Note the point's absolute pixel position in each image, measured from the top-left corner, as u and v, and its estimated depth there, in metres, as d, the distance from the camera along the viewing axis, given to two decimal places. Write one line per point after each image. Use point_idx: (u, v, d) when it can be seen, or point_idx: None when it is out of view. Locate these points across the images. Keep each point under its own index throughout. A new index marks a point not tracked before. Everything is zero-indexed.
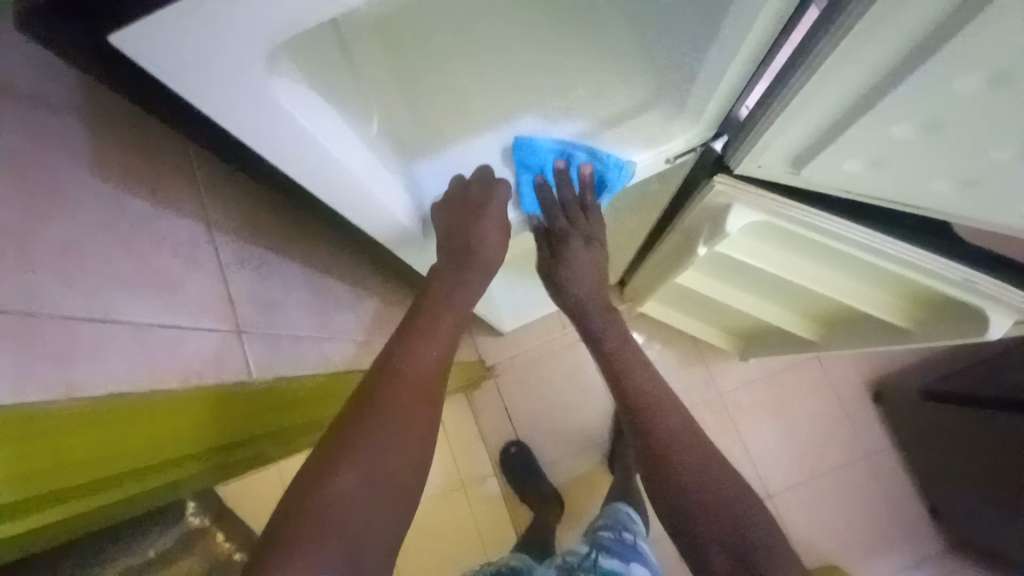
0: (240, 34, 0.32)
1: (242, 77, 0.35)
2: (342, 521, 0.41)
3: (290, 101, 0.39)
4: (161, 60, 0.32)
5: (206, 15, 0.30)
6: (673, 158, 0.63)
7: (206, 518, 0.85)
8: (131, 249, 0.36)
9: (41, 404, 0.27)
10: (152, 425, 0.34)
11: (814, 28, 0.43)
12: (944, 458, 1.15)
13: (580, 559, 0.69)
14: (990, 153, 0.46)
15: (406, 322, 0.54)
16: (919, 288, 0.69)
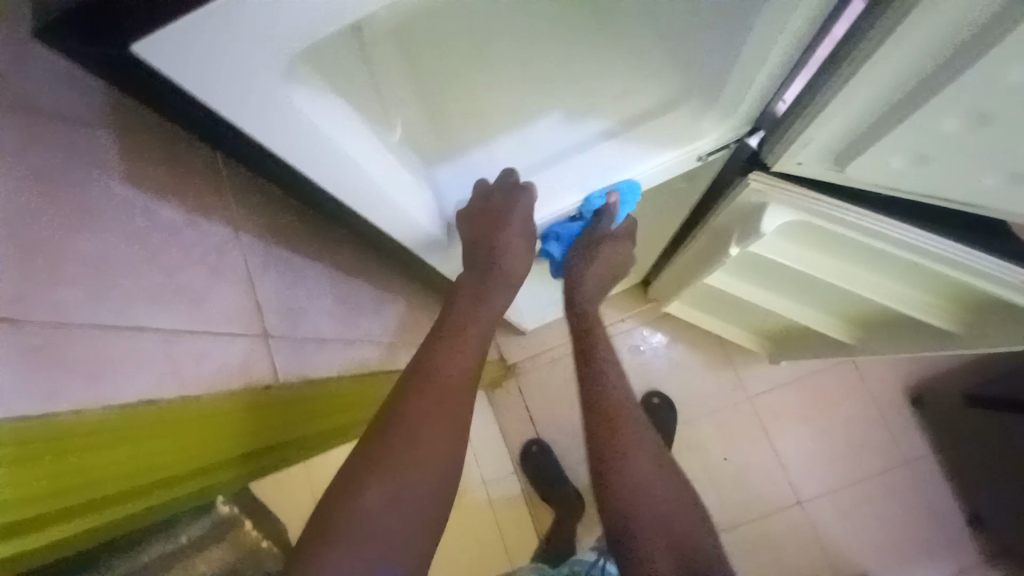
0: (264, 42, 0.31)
1: (267, 83, 0.34)
2: (367, 532, 0.42)
3: (309, 110, 0.39)
4: (185, 69, 0.32)
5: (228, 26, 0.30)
6: (706, 155, 0.60)
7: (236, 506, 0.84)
8: (159, 259, 0.36)
9: (71, 417, 0.27)
10: (179, 436, 0.34)
11: (863, 18, 0.40)
12: None
13: (588, 568, 0.71)
14: None
15: (435, 330, 0.54)
16: (975, 291, 0.64)
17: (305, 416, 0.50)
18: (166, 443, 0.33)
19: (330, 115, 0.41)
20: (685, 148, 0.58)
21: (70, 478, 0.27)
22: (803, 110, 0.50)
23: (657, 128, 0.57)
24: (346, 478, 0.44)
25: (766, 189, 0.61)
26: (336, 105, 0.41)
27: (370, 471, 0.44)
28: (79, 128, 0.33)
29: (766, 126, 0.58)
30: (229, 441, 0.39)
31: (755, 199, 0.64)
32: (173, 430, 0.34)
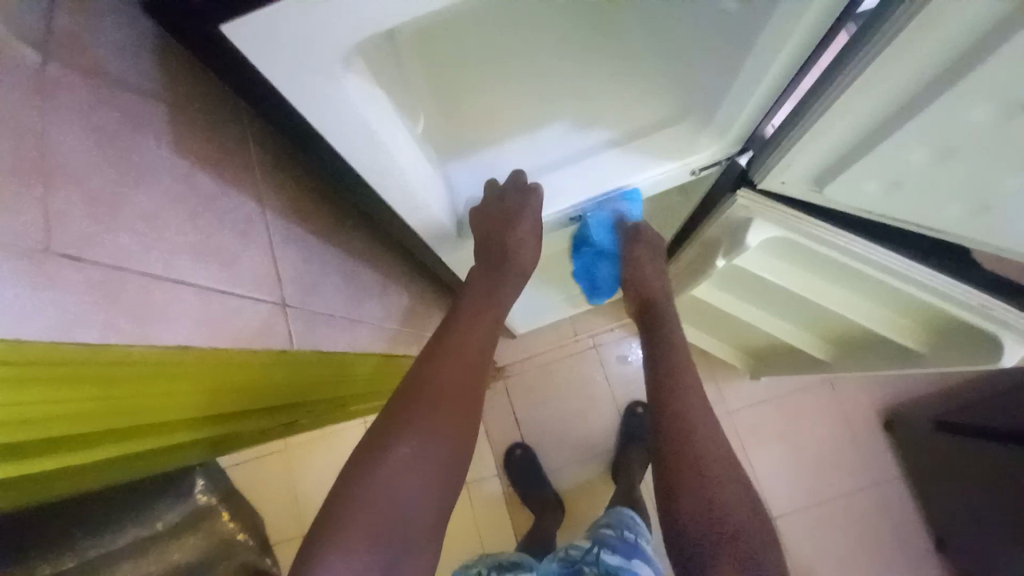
0: (320, 41, 0.35)
1: (321, 75, 0.38)
2: (377, 487, 0.47)
3: (364, 98, 0.42)
4: (259, 54, 0.35)
5: (286, 26, 0.33)
6: (698, 169, 0.65)
7: (212, 498, 1.01)
8: (198, 221, 0.39)
9: (121, 346, 0.31)
10: (195, 381, 0.38)
11: (842, 53, 0.46)
12: (960, 493, 1.13)
13: (583, 554, 0.74)
14: (999, 177, 0.47)
15: (451, 319, 0.61)
16: (934, 311, 0.69)
17: (318, 380, 0.56)
18: (191, 384, 0.37)
19: (376, 109, 0.44)
20: (682, 161, 0.63)
21: (116, 405, 0.31)
22: (788, 133, 0.55)
23: (654, 142, 0.62)
24: (370, 442, 0.50)
25: (753, 207, 0.66)
26: (382, 101, 0.45)
27: (392, 432, 0.50)
28: (138, 97, 0.36)
29: (754, 147, 0.63)
30: (224, 397, 0.42)
31: (740, 215, 0.69)
32: (200, 374, 0.38)
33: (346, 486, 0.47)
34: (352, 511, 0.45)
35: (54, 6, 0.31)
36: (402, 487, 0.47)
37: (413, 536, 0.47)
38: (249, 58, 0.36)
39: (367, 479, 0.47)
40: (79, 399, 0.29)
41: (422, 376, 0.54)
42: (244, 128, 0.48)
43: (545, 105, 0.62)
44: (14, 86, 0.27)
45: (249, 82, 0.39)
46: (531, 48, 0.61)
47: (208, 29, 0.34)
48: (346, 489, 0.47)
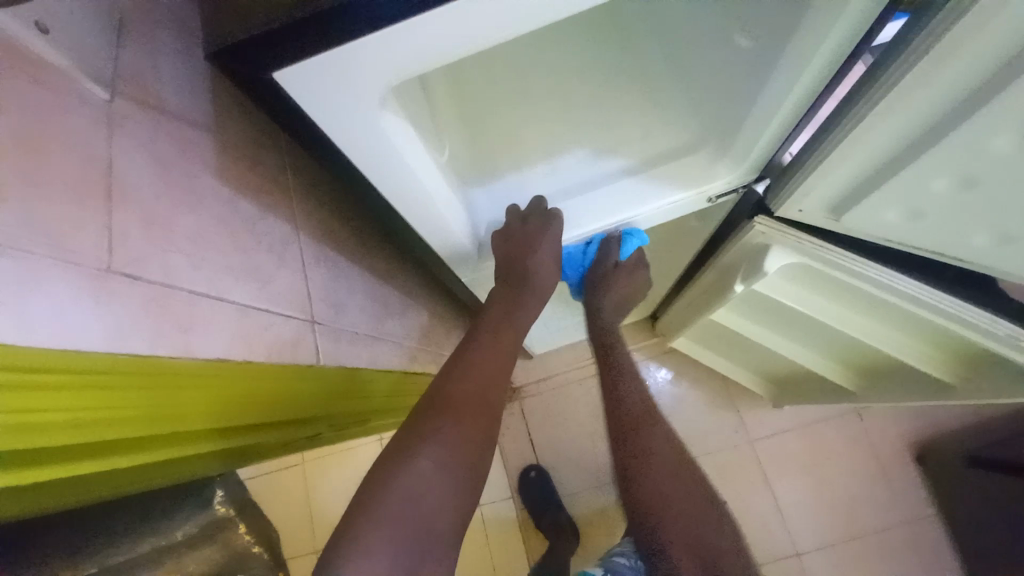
0: (361, 81, 0.38)
1: (359, 112, 0.40)
2: (398, 498, 0.47)
3: (393, 130, 0.44)
4: (305, 94, 0.38)
5: (332, 71, 0.36)
6: (715, 197, 0.66)
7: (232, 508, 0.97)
8: (238, 241, 0.42)
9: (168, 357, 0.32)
10: (230, 393, 0.39)
11: (858, 85, 0.47)
12: (1002, 536, 1.06)
13: None
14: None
15: (472, 337, 0.63)
16: (961, 341, 0.67)
17: (341, 395, 0.57)
18: (209, 402, 0.37)
19: (407, 140, 0.47)
20: (699, 189, 0.65)
21: (137, 416, 0.31)
22: (806, 162, 0.55)
23: (672, 169, 0.63)
24: (391, 455, 0.50)
25: (769, 233, 0.67)
26: (410, 132, 0.47)
27: (412, 444, 0.51)
28: (189, 127, 0.39)
29: (771, 175, 0.64)
30: (255, 409, 0.44)
31: (759, 240, 0.70)
32: (218, 391, 0.38)
33: (370, 490, 0.47)
34: (378, 512, 0.45)
35: (123, 49, 0.35)
36: (423, 495, 0.48)
37: (435, 543, 0.47)
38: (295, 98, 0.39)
39: (390, 484, 0.48)
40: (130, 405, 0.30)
41: (443, 391, 0.56)
42: (282, 157, 0.52)
43: (563, 135, 0.65)
44: (90, 120, 0.31)
45: (288, 119, 0.42)
46: (547, 81, 0.64)
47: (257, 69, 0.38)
48: (368, 495, 0.47)
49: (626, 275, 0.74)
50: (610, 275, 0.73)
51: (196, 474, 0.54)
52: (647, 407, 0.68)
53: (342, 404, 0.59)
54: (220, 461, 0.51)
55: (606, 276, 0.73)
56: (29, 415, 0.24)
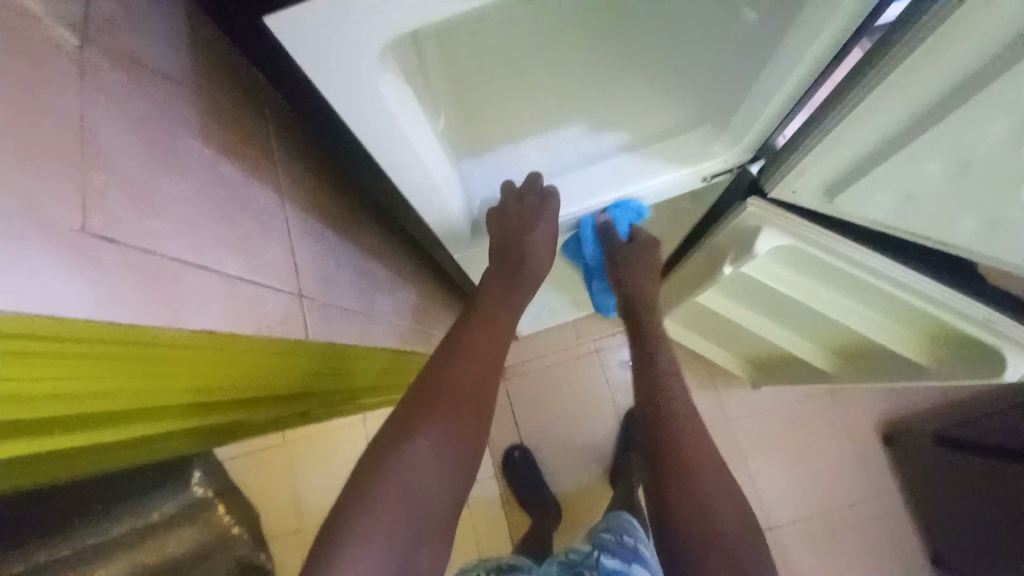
0: (365, 34, 0.35)
1: (359, 70, 0.38)
2: (391, 480, 0.47)
3: (391, 94, 0.42)
4: (302, 46, 0.36)
5: (333, 22, 0.34)
6: (710, 176, 0.67)
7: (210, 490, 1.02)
8: (223, 210, 0.40)
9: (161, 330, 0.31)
10: (228, 367, 0.38)
11: (857, 67, 0.47)
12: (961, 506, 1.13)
13: (584, 557, 0.75)
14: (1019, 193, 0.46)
15: (467, 315, 0.62)
16: (938, 324, 0.70)
17: (334, 371, 0.56)
18: (206, 371, 0.36)
19: (407, 109, 0.45)
20: (694, 167, 0.65)
21: (130, 386, 0.30)
22: (803, 143, 0.55)
23: (667, 147, 0.64)
24: (388, 436, 0.50)
25: (763, 215, 0.67)
26: (410, 99, 0.45)
27: (409, 424, 0.50)
28: (165, 85, 0.36)
29: (766, 156, 0.64)
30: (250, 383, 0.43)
31: (751, 222, 0.69)
32: (210, 360, 0.36)
33: (367, 472, 0.47)
34: (375, 496, 0.46)
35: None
36: (422, 474, 0.48)
37: (432, 525, 0.48)
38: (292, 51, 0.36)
39: (388, 465, 0.48)
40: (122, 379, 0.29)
41: (439, 371, 0.55)
42: (268, 122, 0.49)
43: (561, 110, 0.63)
44: (57, 64, 0.28)
45: (277, 75, 0.40)
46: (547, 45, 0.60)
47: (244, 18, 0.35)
48: (365, 477, 0.47)
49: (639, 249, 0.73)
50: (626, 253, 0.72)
51: (175, 451, 0.52)
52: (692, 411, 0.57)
53: (335, 380, 0.57)
54: (201, 439, 0.50)
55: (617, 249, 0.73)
56: (11, 387, 0.23)
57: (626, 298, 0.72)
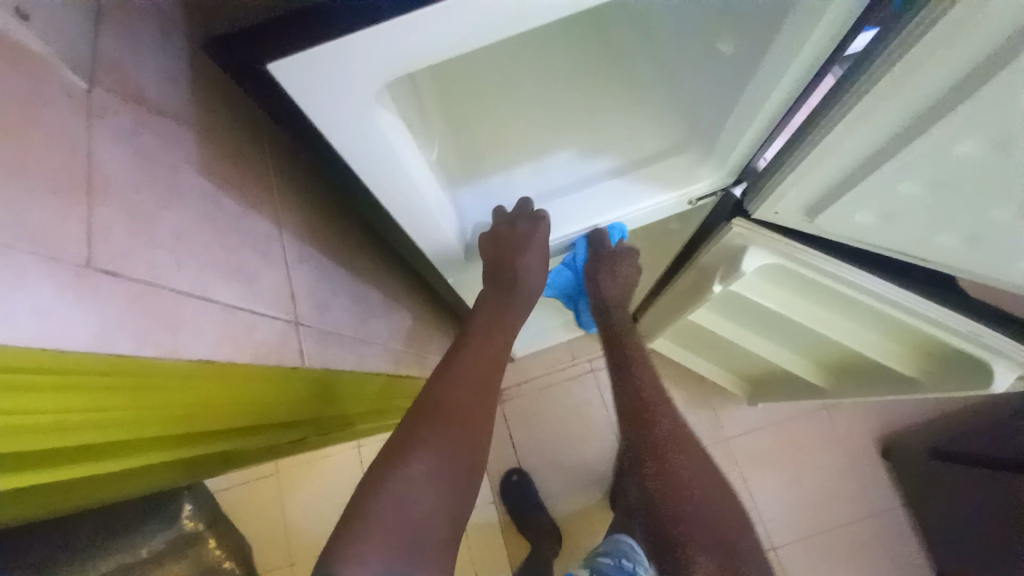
0: (362, 75, 0.37)
1: (355, 106, 0.40)
2: (390, 504, 0.46)
3: (387, 127, 0.44)
4: (300, 88, 0.37)
5: (333, 65, 0.36)
6: (696, 199, 0.69)
7: (200, 523, 1.05)
8: (223, 239, 0.41)
9: (157, 359, 0.31)
10: (229, 392, 0.38)
11: (829, 95, 0.49)
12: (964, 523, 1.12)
13: None
14: (990, 211, 0.48)
15: (463, 340, 0.63)
16: (924, 338, 0.71)
17: (330, 398, 0.56)
18: (203, 398, 0.36)
19: (401, 140, 0.47)
20: (679, 191, 0.67)
21: (127, 413, 0.30)
22: (782, 166, 0.58)
23: (655, 170, 0.65)
24: (385, 460, 0.50)
25: (749, 234, 0.69)
26: (404, 133, 0.47)
27: (404, 449, 0.50)
28: (168, 121, 0.38)
29: (748, 178, 0.66)
30: (252, 410, 0.43)
31: (736, 242, 0.72)
32: (211, 385, 0.36)
33: (365, 498, 0.47)
34: (372, 523, 0.45)
35: (102, 38, 0.34)
36: (417, 499, 0.48)
37: (430, 553, 0.47)
38: (289, 91, 0.37)
39: (383, 491, 0.47)
40: (128, 407, 0.29)
41: (434, 395, 0.55)
42: (265, 153, 0.51)
43: (551, 138, 0.65)
44: (68, 106, 0.29)
45: (275, 113, 0.41)
46: (537, 73, 0.65)
47: (245, 62, 0.36)
48: (363, 504, 0.46)
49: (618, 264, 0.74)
50: (612, 267, 0.73)
51: (158, 484, 0.51)
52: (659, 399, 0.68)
53: (330, 407, 0.57)
54: (188, 471, 0.48)
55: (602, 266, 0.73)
56: (6, 420, 0.22)
57: (603, 314, 0.78)
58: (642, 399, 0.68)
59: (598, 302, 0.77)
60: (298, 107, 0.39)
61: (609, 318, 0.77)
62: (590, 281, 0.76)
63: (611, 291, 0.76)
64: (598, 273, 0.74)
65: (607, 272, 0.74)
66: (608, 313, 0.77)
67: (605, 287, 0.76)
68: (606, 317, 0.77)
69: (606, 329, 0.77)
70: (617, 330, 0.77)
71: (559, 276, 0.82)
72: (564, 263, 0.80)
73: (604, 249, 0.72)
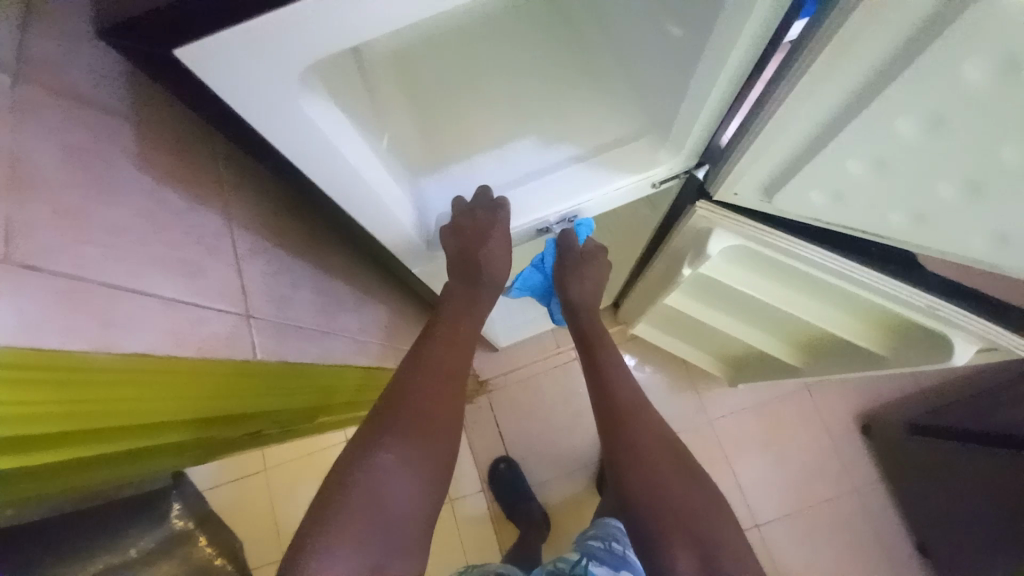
0: (284, 60, 0.36)
1: (281, 88, 0.39)
2: (360, 498, 0.46)
3: (318, 117, 0.43)
4: (215, 72, 0.36)
5: (254, 50, 0.35)
6: (659, 183, 0.70)
7: (190, 521, 1.10)
8: (163, 235, 0.40)
9: (87, 354, 0.31)
10: (171, 386, 0.39)
11: (777, 73, 0.49)
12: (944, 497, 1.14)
13: (571, 566, 0.77)
14: (935, 187, 0.48)
15: (432, 329, 0.63)
16: (888, 314, 0.72)
17: (292, 390, 0.56)
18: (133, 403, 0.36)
19: (337, 129, 0.46)
20: (641, 175, 0.67)
21: (52, 408, 0.30)
22: (738, 147, 0.58)
23: (615, 157, 0.66)
24: (355, 448, 0.50)
25: (711, 216, 0.70)
26: (338, 119, 0.46)
27: (372, 438, 0.51)
28: (101, 114, 0.37)
29: (709, 160, 0.67)
30: (210, 402, 0.44)
31: (702, 224, 0.73)
32: (147, 379, 0.36)
33: (335, 487, 0.47)
34: (341, 511, 0.45)
35: (29, 34, 0.34)
36: (387, 488, 0.48)
37: (402, 542, 0.47)
38: (209, 76, 0.36)
39: (348, 482, 0.47)
40: (59, 402, 0.30)
41: (403, 384, 0.56)
42: (212, 146, 0.50)
43: (513, 124, 0.65)
44: None
45: (221, 104, 0.42)
46: (501, 54, 0.64)
47: (166, 49, 0.35)
48: (331, 496, 0.47)
49: (587, 263, 0.77)
50: (576, 266, 0.76)
51: (155, 468, 0.55)
52: (637, 399, 0.69)
53: (294, 399, 0.58)
54: (178, 456, 0.52)
55: (572, 267, 0.76)
56: None
57: (573, 316, 0.79)
58: (617, 401, 0.69)
59: (570, 305, 0.78)
60: (226, 96, 0.38)
61: (579, 320, 0.78)
62: (557, 282, 0.78)
63: (580, 292, 0.77)
64: (563, 275, 0.77)
65: (573, 276, 0.77)
66: (578, 315, 0.78)
67: (574, 288, 0.77)
68: (576, 319, 0.78)
69: (577, 332, 0.79)
70: (590, 331, 0.78)
71: (529, 277, 0.82)
72: (533, 263, 0.81)
73: (573, 249, 0.75)
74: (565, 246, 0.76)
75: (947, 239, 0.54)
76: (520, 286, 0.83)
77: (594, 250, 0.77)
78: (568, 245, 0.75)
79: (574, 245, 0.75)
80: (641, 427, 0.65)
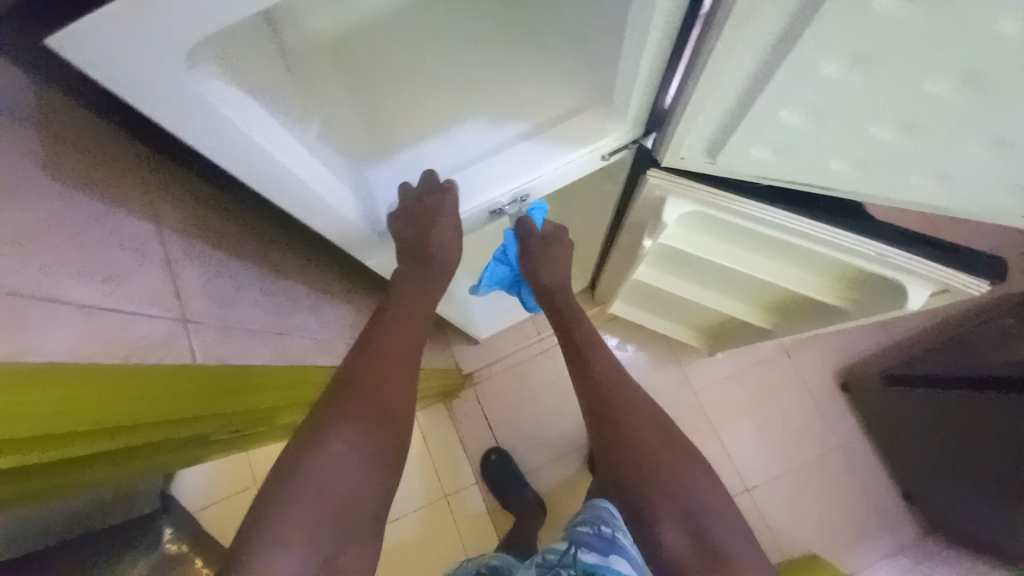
0: (171, 37, 0.35)
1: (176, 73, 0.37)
2: (320, 496, 0.46)
3: (222, 102, 0.42)
4: (99, 59, 0.34)
5: (140, 29, 0.33)
6: (609, 154, 0.69)
7: (183, 544, 1.08)
8: (78, 240, 0.39)
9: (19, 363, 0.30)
10: (135, 389, 0.39)
11: (702, 29, 0.49)
12: (923, 443, 1.17)
13: None
14: (870, 129, 0.49)
15: (387, 317, 0.62)
16: (843, 267, 0.74)
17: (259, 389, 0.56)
18: (108, 404, 0.36)
19: (255, 119, 0.46)
20: (591, 147, 0.67)
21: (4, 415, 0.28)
22: (677, 109, 0.58)
23: (562, 131, 0.66)
24: (302, 440, 0.49)
25: (664, 184, 0.69)
26: (248, 103, 0.45)
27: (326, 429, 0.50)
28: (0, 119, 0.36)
29: (656, 127, 0.66)
30: (180, 403, 0.43)
31: (656, 194, 0.73)
32: (106, 380, 0.36)
33: (279, 480, 0.46)
34: (292, 506, 0.45)
35: None
36: (340, 477, 0.48)
37: (351, 531, 0.47)
38: (100, 67, 0.35)
39: (301, 477, 0.46)
40: (52, 402, 0.31)
41: (359, 373, 0.55)
42: (131, 149, 0.49)
43: (455, 105, 0.64)
44: None
45: None
46: (437, 34, 0.63)
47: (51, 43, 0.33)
48: (282, 493, 0.46)
49: (547, 245, 0.76)
50: (535, 248, 0.75)
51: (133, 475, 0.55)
52: (621, 374, 0.68)
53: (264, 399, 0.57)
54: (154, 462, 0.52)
55: (533, 249, 0.75)
56: None
57: (548, 298, 0.78)
58: (598, 372, 0.69)
59: (543, 290, 0.77)
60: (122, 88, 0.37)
61: (555, 300, 0.77)
62: (524, 266, 0.77)
63: (538, 274, 0.76)
64: (530, 260, 0.75)
65: (532, 257, 0.75)
66: (554, 296, 0.77)
67: (545, 273, 0.76)
68: (552, 300, 0.77)
69: (554, 313, 0.78)
70: (567, 309, 0.77)
71: (495, 270, 0.80)
72: (497, 256, 0.79)
73: (530, 229, 0.74)
74: (523, 236, 0.75)
75: (887, 182, 0.55)
76: (489, 280, 0.82)
77: (554, 235, 0.77)
78: (527, 235, 0.75)
79: (532, 233, 0.75)
80: (630, 405, 0.65)
